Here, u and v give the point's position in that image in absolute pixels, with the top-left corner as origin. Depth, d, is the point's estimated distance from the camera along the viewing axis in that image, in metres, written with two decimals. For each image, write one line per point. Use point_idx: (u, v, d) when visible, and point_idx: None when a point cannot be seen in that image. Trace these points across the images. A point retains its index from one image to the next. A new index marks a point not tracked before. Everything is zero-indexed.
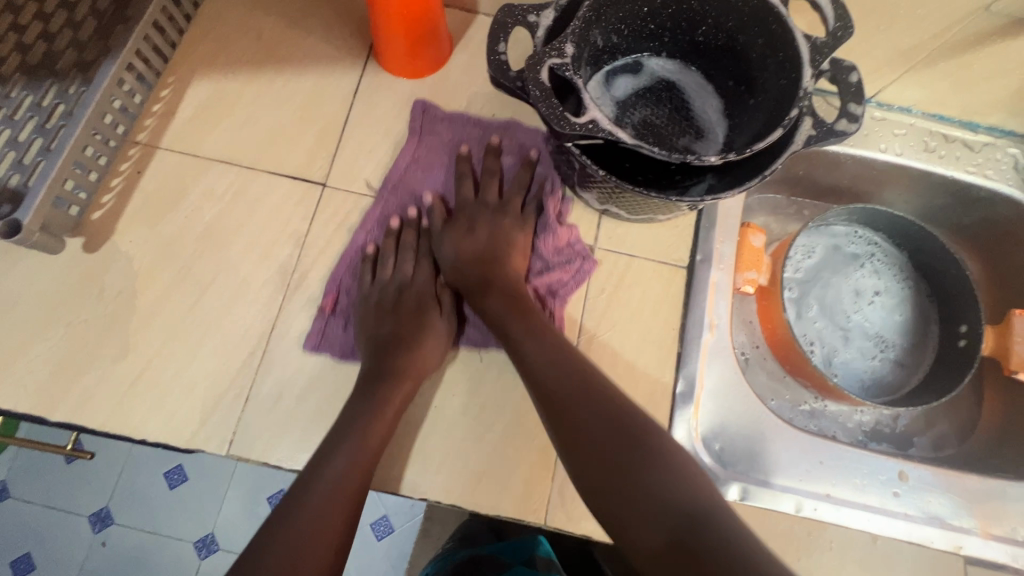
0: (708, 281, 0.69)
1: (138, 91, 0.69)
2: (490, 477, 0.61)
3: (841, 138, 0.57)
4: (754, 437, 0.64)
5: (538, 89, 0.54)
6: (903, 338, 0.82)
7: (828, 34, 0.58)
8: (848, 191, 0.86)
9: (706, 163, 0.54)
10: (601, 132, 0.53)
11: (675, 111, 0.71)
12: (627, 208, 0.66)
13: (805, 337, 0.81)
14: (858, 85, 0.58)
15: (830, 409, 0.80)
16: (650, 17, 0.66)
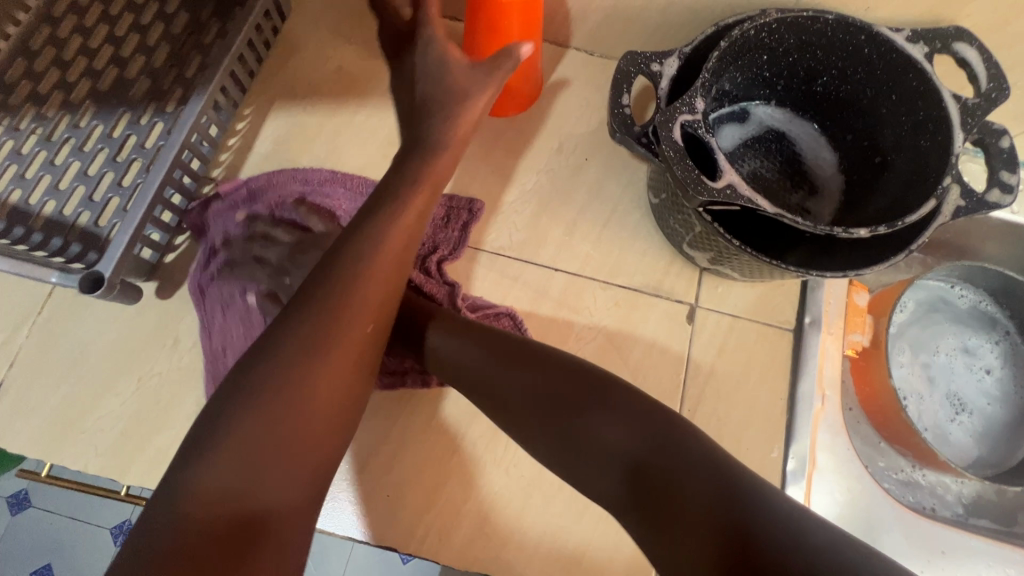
0: (817, 348, 0.64)
1: (215, 125, 0.65)
2: (591, 558, 0.57)
3: (993, 209, 0.53)
4: (869, 524, 0.60)
5: (672, 149, 0.49)
6: (1008, 411, 0.77)
7: (979, 96, 0.54)
8: (949, 244, 0.81)
9: (853, 235, 0.50)
10: (740, 198, 0.49)
11: (786, 164, 0.67)
12: (739, 270, 0.62)
13: (905, 400, 0.77)
14: (1010, 152, 0.54)
15: (928, 479, 0.75)
16: (769, 65, 0.62)
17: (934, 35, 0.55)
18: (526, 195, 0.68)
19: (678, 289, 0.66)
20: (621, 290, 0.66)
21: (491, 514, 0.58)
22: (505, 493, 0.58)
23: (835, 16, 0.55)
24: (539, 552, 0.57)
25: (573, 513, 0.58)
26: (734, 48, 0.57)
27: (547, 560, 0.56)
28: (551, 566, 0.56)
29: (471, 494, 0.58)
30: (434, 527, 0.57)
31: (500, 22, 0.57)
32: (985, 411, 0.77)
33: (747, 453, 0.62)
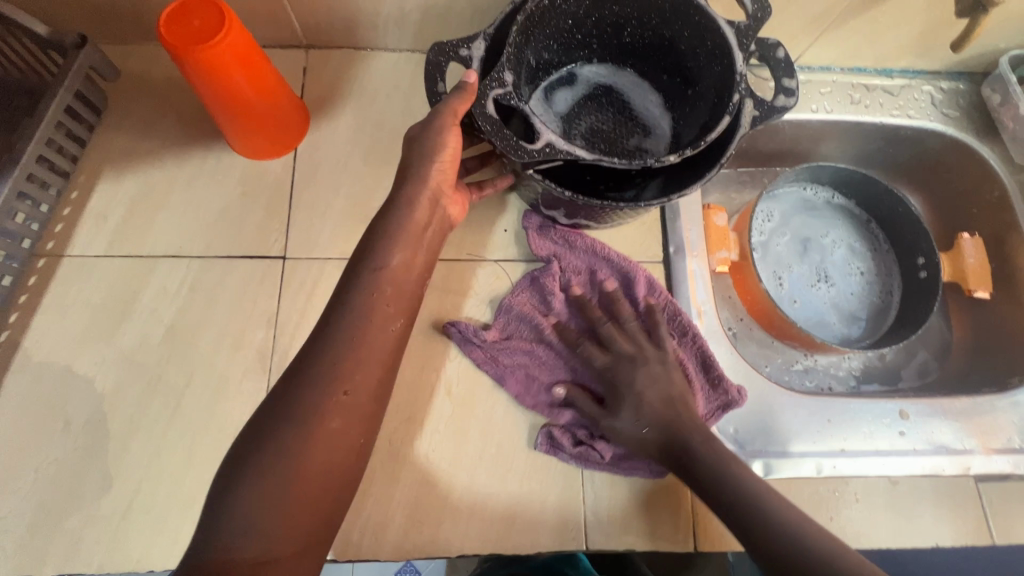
0: (686, 271, 0.70)
1: (32, 216, 0.63)
2: (524, 515, 0.60)
3: (783, 113, 0.59)
4: (764, 413, 0.66)
5: (488, 125, 0.53)
6: (872, 286, 0.87)
7: (749, 18, 0.60)
8: (791, 153, 0.89)
9: (666, 163, 0.55)
10: (560, 154, 0.53)
11: (619, 113, 0.74)
12: (597, 220, 0.66)
13: (787, 291, 0.85)
14: (786, 60, 0.61)
15: (821, 362, 0.83)
16: (576, 29, 0.68)
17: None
18: None
19: None
20: (499, 264, 0.69)
21: (420, 502, 0.60)
22: (431, 478, 0.60)
23: None
24: (474, 525, 0.59)
25: (498, 479, 0.61)
26: (534, 17, 0.61)
27: (483, 527, 0.59)
28: (487, 533, 0.59)
29: (399, 490, 0.60)
30: (366, 530, 0.58)
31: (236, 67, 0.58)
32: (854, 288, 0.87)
33: None
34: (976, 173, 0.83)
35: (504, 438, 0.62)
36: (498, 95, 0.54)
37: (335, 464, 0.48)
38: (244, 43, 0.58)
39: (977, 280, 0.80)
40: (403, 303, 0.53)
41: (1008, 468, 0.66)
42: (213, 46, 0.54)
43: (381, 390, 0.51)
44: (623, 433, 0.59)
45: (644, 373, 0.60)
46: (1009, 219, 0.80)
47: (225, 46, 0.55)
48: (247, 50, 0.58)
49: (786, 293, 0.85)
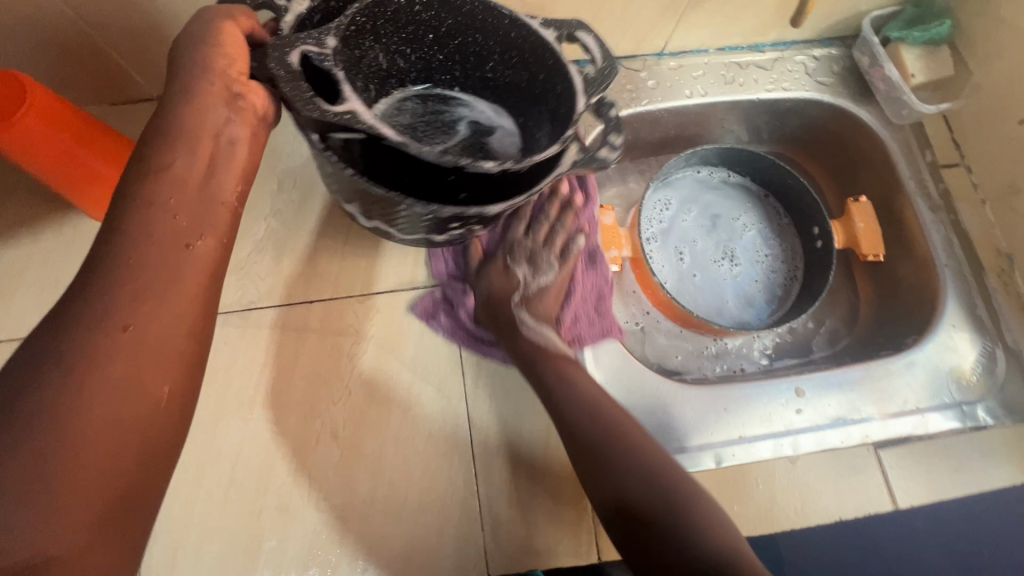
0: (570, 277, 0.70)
1: None
2: (421, 553, 0.59)
3: (602, 165, 0.57)
4: (659, 412, 0.65)
5: (282, 68, 0.46)
6: (763, 292, 0.86)
7: (598, 72, 0.57)
8: (680, 138, 0.88)
9: (480, 169, 0.50)
10: (357, 123, 0.47)
11: (467, 142, 0.70)
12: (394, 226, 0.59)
13: (687, 270, 0.85)
14: (617, 123, 0.59)
15: (731, 345, 0.82)
16: (435, 46, 0.65)
17: (561, 23, 0.59)
18: (260, 244, 0.68)
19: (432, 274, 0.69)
20: (378, 297, 0.67)
21: (314, 555, 0.58)
22: (323, 528, 0.59)
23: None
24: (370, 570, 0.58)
25: (392, 519, 0.60)
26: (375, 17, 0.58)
27: (381, 571, 0.58)
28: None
29: (290, 545, 0.58)
30: None
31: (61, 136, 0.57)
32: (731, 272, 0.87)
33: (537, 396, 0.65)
34: (858, 137, 0.83)
35: (396, 476, 0.61)
36: (310, 51, 0.49)
37: (144, 418, 0.39)
38: (56, 110, 0.57)
39: (870, 245, 0.80)
40: (206, 223, 0.45)
41: (903, 432, 0.67)
42: (20, 119, 0.53)
43: (199, 328, 0.43)
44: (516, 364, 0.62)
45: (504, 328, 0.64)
46: (893, 179, 0.80)
47: (33, 116, 0.54)
48: (60, 111, 0.57)
49: (687, 274, 0.85)
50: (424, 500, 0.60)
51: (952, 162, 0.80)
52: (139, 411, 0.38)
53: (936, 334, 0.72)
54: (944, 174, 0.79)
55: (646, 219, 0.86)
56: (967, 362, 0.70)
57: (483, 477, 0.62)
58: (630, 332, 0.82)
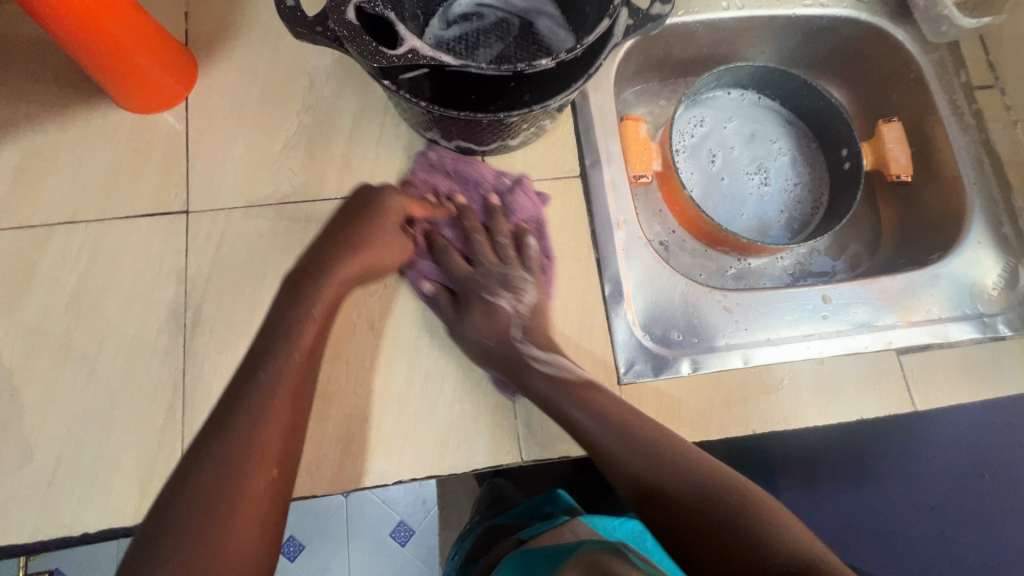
0: (603, 182, 0.70)
1: None
2: (456, 437, 0.60)
3: (659, 21, 0.57)
4: (690, 313, 0.67)
5: (345, 29, 0.51)
6: (799, 223, 0.85)
7: None
8: (711, 58, 0.87)
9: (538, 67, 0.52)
10: (422, 59, 0.52)
11: (522, 38, 0.69)
12: (472, 141, 0.64)
13: (723, 183, 0.86)
14: None
15: (755, 265, 0.83)
16: None
17: None
18: (294, 139, 0.68)
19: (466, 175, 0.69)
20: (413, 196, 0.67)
21: (353, 436, 0.60)
22: (360, 410, 0.60)
23: None
24: (408, 451, 0.60)
25: (428, 404, 0.61)
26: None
27: (418, 453, 0.60)
28: (423, 458, 0.60)
29: (328, 426, 0.60)
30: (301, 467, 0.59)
31: (100, 10, 0.55)
32: (771, 185, 0.87)
33: (570, 295, 0.66)
34: (891, 57, 0.83)
35: (432, 366, 0.62)
36: (360, 2, 0.52)
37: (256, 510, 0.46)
38: None
39: (899, 165, 0.80)
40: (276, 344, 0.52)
41: (924, 340, 0.68)
42: None
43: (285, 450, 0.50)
44: (476, 330, 0.63)
45: (479, 305, 0.65)
46: (925, 98, 0.80)
47: None
48: (116, 11, 0.56)
49: (723, 187, 0.85)
50: (459, 388, 0.62)
51: (987, 84, 0.79)
52: (249, 514, 0.46)
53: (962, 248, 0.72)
54: (978, 95, 0.79)
55: (676, 140, 0.86)
56: (988, 276, 0.72)
57: None
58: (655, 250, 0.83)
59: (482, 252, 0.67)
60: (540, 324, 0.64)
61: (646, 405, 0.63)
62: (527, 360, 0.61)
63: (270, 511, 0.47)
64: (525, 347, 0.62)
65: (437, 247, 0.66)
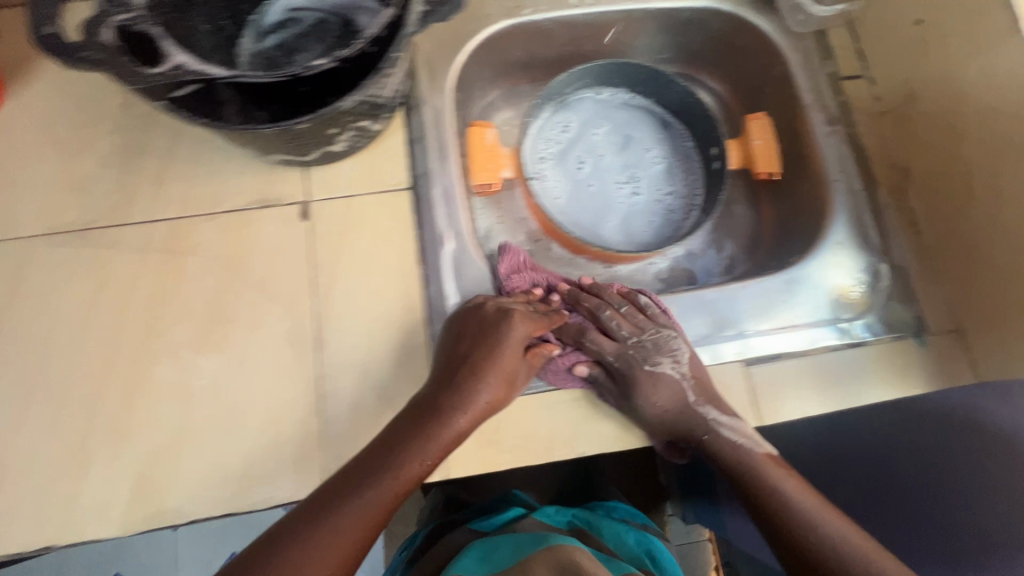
0: (432, 194, 0.66)
1: None
2: (258, 471, 0.57)
3: (455, 8, 0.53)
4: (519, 331, 0.63)
5: (97, 48, 0.46)
6: (671, 226, 0.81)
7: None
8: (578, 57, 0.83)
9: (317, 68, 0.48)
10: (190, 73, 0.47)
11: (343, 37, 0.64)
12: (293, 152, 0.61)
13: (590, 188, 0.82)
14: None
15: (624, 272, 0.80)
16: None
17: None
18: (102, 161, 0.65)
19: (286, 192, 0.65)
20: (227, 217, 0.64)
21: (146, 475, 0.56)
22: (155, 447, 0.57)
23: None
24: (205, 489, 0.56)
25: (231, 438, 0.58)
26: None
27: (216, 491, 0.56)
28: (220, 496, 0.56)
29: (121, 465, 0.56)
30: (89, 510, 0.55)
31: None
32: (642, 189, 0.83)
33: (391, 317, 0.62)
34: (759, 49, 0.79)
35: (237, 398, 0.59)
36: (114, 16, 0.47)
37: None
38: None
39: (767, 163, 0.76)
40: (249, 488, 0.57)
41: (767, 352, 0.65)
42: None
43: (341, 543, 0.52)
44: (648, 416, 0.62)
45: (642, 381, 0.63)
46: (791, 92, 0.76)
47: None
48: None
49: (590, 192, 0.82)
50: (266, 419, 0.59)
51: (854, 75, 0.75)
52: (356, 530, 0.51)
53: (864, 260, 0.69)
54: (845, 86, 0.75)
55: (538, 145, 0.83)
56: (845, 280, 0.68)
57: (329, 396, 0.60)
58: None
59: (610, 326, 0.65)
60: (708, 392, 0.62)
61: (467, 430, 0.60)
62: (692, 415, 0.62)
63: (364, 539, 0.51)
64: (704, 410, 0.61)
65: (573, 334, 0.66)
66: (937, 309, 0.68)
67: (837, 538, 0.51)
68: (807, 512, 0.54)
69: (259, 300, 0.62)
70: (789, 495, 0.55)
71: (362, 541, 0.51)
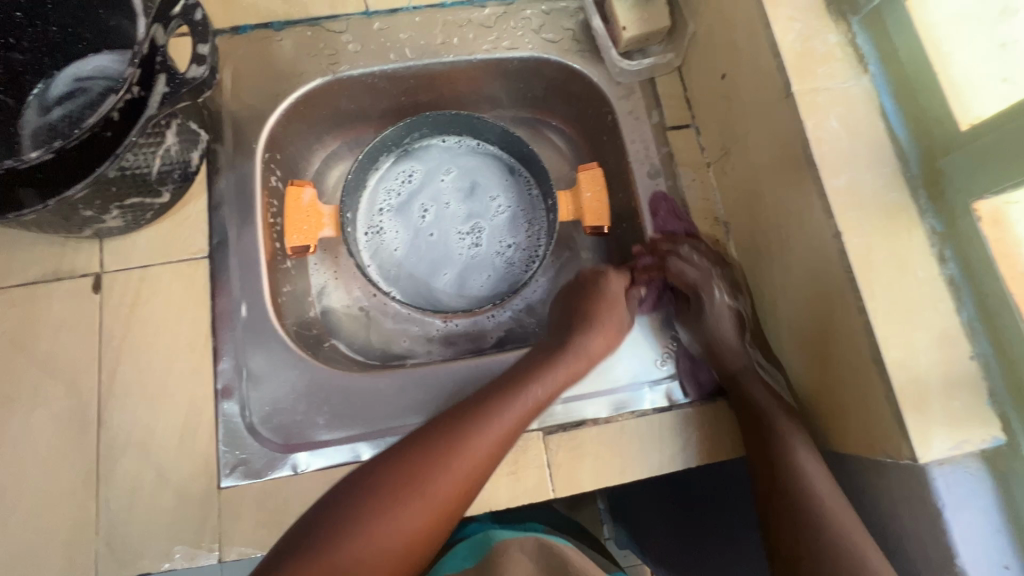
0: (229, 263, 0.65)
1: None
2: (25, 560, 0.56)
3: (198, 86, 0.53)
4: (310, 405, 0.63)
5: None
6: (510, 279, 0.79)
7: None
8: (419, 106, 0.82)
9: (31, 161, 0.47)
10: None
11: None
12: (63, 229, 0.60)
13: (428, 240, 0.81)
14: (205, 23, 0.54)
15: (462, 326, 0.77)
16: (30, 24, 0.59)
17: None
18: None
19: (78, 264, 0.64)
20: (15, 291, 0.63)
21: None
22: None
23: None
24: None
25: (0, 525, 0.57)
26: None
27: None
28: None
29: None
30: None
31: None
32: (483, 240, 0.81)
33: (176, 392, 0.61)
34: (593, 98, 0.77)
35: (10, 481, 0.58)
36: None
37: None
38: None
39: (595, 217, 0.74)
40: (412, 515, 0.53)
41: (569, 420, 0.63)
42: None
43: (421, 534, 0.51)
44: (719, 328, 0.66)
45: (709, 313, 0.67)
46: (620, 142, 0.74)
47: None
48: None
49: (428, 244, 0.81)
50: (37, 503, 0.57)
51: (683, 124, 0.73)
52: (421, 515, 0.51)
53: None
54: (672, 136, 0.73)
55: (376, 197, 0.81)
56: None
57: (104, 478, 0.58)
58: (352, 316, 0.77)
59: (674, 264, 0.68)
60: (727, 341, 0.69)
61: (245, 512, 0.58)
62: (744, 357, 0.64)
63: (429, 526, 0.51)
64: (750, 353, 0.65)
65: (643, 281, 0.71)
66: None
67: (841, 543, 0.49)
68: (824, 508, 0.52)
69: (42, 379, 0.60)
70: (812, 487, 0.53)
71: (454, 503, 0.52)
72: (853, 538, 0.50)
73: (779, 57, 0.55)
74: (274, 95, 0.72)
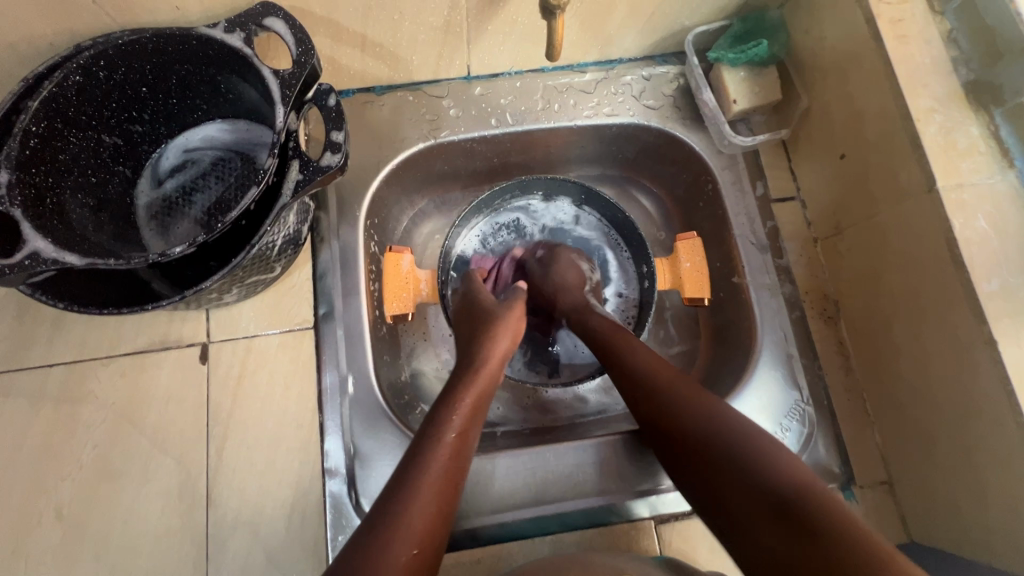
0: (336, 336, 0.64)
1: None
2: None
3: (330, 174, 0.52)
4: None
5: None
6: None
7: (297, 62, 0.51)
8: (509, 166, 0.81)
9: (174, 254, 0.46)
10: (43, 265, 0.45)
11: (243, 179, 0.64)
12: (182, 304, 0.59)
13: None
14: (338, 108, 0.53)
15: (552, 393, 0.77)
16: (156, 96, 0.59)
17: (245, 16, 0.52)
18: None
19: (185, 333, 0.64)
20: (123, 360, 0.62)
21: None
22: None
23: (155, 31, 0.52)
24: None
25: None
26: (58, 108, 0.52)
27: None
28: None
29: None
30: None
31: None
32: None
33: (285, 470, 0.60)
34: (692, 164, 0.75)
35: (121, 556, 0.57)
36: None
37: None
38: None
39: (696, 288, 0.72)
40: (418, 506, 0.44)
41: (681, 507, 0.62)
42: None
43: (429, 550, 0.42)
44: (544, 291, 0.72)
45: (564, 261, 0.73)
46: (721, 213, 0.73)
47: None
48: None
49: None
50: None
51: (786, 197, 0.73)
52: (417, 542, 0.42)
53: (798, 405, 0.65)
54: (775, 209, 0.72)
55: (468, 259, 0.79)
56: (770, 427, 0.64)
57: (216, 558, 0.58)
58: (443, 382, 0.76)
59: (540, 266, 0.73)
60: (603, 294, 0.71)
61: None
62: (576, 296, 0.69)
63: (433, 539, 0.43)
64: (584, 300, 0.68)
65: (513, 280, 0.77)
66: (866, 458, 0.64)
67: (727, 422, 0.48)
68: (684, 389, 0.52)
69: (150, 451, 0.60)
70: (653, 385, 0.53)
71: (453, 477, 0.47)
72: (714, 412, 0.49)
73: (921, 153, 0.54)
74: (375, 160, 0.71)
